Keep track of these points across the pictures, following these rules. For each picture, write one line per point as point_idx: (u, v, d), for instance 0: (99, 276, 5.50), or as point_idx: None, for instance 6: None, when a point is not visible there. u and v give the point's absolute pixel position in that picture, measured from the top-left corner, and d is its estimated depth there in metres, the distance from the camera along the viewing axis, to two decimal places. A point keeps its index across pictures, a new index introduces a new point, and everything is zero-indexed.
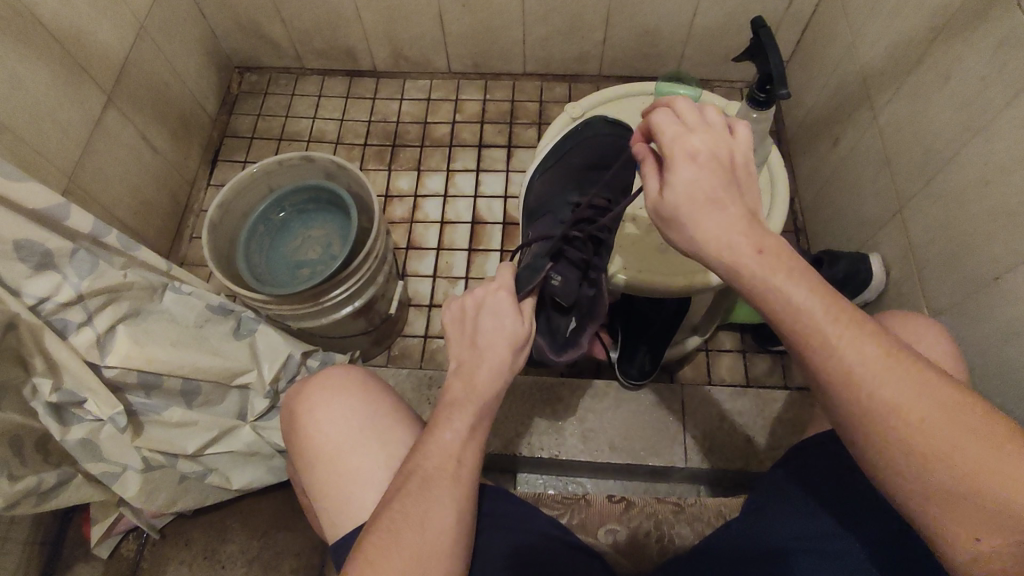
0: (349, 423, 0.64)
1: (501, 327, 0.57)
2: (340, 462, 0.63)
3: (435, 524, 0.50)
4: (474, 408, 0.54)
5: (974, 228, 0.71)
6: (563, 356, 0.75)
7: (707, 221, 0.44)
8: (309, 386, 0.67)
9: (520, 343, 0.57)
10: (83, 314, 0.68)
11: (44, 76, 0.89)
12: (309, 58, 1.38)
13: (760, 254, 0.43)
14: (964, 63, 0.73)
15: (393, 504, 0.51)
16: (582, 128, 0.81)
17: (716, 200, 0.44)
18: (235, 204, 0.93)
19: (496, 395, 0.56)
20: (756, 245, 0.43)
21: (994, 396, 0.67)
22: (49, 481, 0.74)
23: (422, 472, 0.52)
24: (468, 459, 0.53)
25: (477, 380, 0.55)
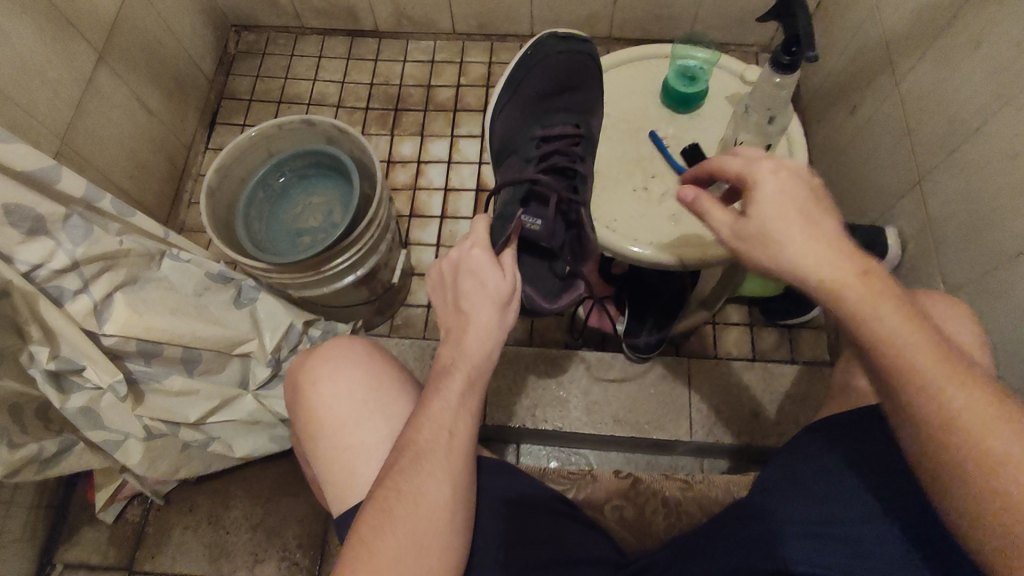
0: (353, 397, 0.63)
1: (485, 286, 0.56)
2: (342, 436, 0.62)
3: (429, 500, 0.49)
4: (464, 375, 0.54)
5: (998, 203, 0.69)
6: (560, 303, 0.70)
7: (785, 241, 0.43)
8: (310, 358, 0.66)
9: (506, 300, 0.56)
10: (79, 281, 0.66)
11: (31, 31, 0.85)
12: (308, 17, 1.33)
13: (865, 276, 0.41)
14: (997, 28, 0.69)
15: (388, 481, 0.50)
16: (531, 52, 0.74)
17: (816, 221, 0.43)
18: (234, 168, 0.90)
19: (486, 361, 0.55)
20: (861, 268, 0.41)
21: (1010, 374, 0.66)
22: (50, 449, 0.74)
23: (415, 446, 0.51)
24: (460, 430, 0.53)
25: (465, 344, 0.54)
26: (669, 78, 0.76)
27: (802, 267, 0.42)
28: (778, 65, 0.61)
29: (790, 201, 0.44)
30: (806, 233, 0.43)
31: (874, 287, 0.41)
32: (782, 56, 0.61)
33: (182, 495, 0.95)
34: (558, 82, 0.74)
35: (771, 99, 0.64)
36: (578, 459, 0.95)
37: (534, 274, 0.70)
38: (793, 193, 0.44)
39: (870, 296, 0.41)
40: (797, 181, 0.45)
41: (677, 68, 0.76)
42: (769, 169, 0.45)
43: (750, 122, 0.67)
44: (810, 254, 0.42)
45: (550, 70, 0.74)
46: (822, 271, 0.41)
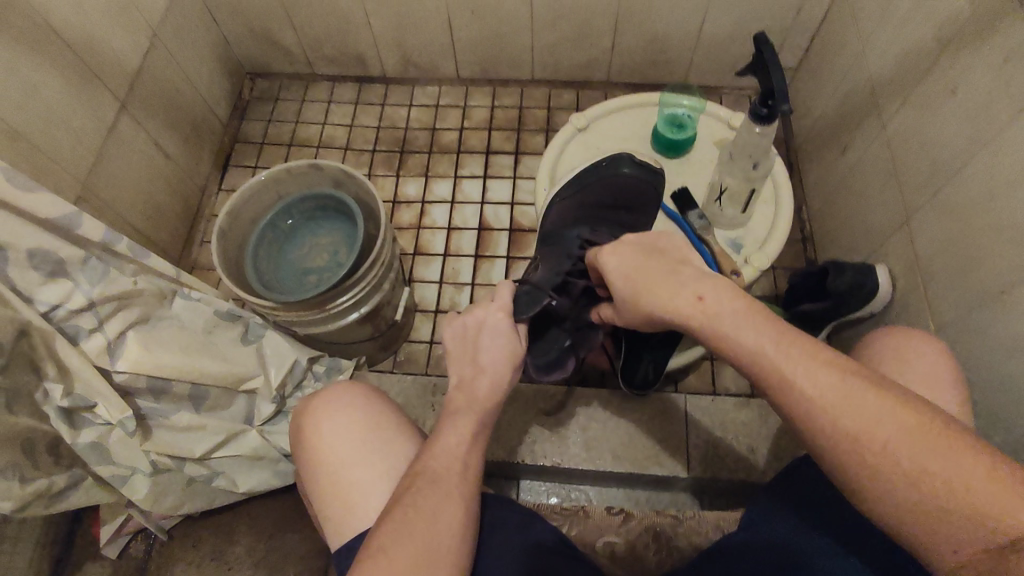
0: (355, 435, 0.65)
1: (498, 344, 0.61)
2: (344, 472, 0.63)
3: (446, 519, 0.50)
4: (475, 414, 0.57)
5: (980, 241, 0.71)
6: (547, 377, 0.72)
7: (649, 296, 0.56)
8: (315, 401, 0.69)
9: (517, 361, 0.61)
10: (94, 320, 0.69)
11: (59, 84, 0.91)
12: (319, 65, 1.39)
13: (698, 299, 0.52)
14: (972, 76, 0.73)
15: (402, 501, 0.51)
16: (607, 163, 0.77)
17: (665, 275, 0.56)
18: (245, 211, 0.94)
19: (496, 401, 0.59)
20: (697, 293, 0.52)
21: (999, 410, 0.67)
22: (59, 484, 0.75)
23: (432, 471, 0.53)
24: (472, 459, 0.55)
25: (477, 393, 0.58)
26: (658, 126, 0.80)
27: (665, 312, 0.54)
28: (756, 116, 0.65)
29: (645, 269, 0.58)
30: (665, 293, 0.55)
31: (719, 311, 0.50)
32: (760, 108, 0.64)
33: (185, 530, 0.96)
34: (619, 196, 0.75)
35: (752, 146, 0.68)
36: (578, 494, 0.95)
37: (543, 340, 0.72)
38: (647, 267, 0.58)
39: (742, 331, 0.48)
40: (635, 252, 0.60)
41: (665, 116, 0.81)
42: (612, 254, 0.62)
43: (736, 168, 0.71)
44: (664, 303, 0.54)
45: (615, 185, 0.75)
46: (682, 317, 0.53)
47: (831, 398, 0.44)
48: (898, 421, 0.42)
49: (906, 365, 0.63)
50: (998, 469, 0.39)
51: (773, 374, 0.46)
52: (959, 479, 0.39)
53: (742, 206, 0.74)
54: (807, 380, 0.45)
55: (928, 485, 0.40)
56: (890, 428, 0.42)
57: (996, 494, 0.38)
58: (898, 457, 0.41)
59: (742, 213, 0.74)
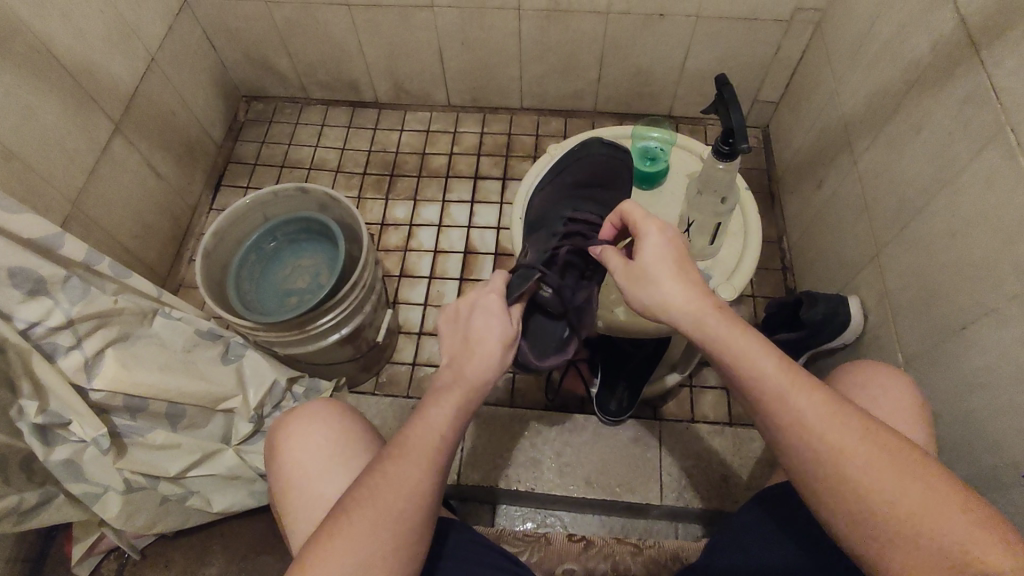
0: (323, 453, 0.66)
1: (492, 326, 0.57)
2: (311, 489, 0.64)
3: (402, 498, 0.50)
4: (462, 391, 0.54)
5: (943, 277, 0.72)
6: (546, 362, 0.70)
7: (664, 281, 0.52)
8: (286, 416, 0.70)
9: (511, 341, 0.57)
10: (73, 338, 0.70)
11: (54, 106, 0.93)
12: (313, 89, 1.42)
13: (716, 309, 0.51)
14: (935, 117, 0.75)
15: (365, 477, 0.51)
16: (579, 147, 0.82)
17: (682, 268, 0.53)
18: (229, 232, 0.96)
19: (486, 383, 0.55)
20: (716, 306, 0.51)
21: (961, 444, 0.68)
22: (30, 500, 0.76)
23: (401, 446, 0.52)
24: (447, 439, 0.53)
25: (467, 368, 0.55)
26: (632, 159, 0.83)
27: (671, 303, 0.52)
28: (718, 153, 0.67)
29: (669, 252, 0.53)
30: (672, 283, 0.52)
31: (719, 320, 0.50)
32: (721, 147, 0.66)
33: (159, 549, 0.95)
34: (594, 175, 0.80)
35: (717, 182, 0.70)
36: (554, 520, 0.95)
37: (538, 330, 0.72)
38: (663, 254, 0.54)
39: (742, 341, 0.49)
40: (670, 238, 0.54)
41: (637, 150, 0.83)
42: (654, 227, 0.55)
43: (704, 203, 0.73)
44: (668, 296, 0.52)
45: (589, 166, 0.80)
46: (691, 313, 0.51)
47: (830, 432, 0.46)
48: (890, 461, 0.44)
49: (869, 399, 0.64)
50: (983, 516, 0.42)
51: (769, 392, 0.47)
52: (933, 517, 0.42)
53: (711, 238, 0.75)
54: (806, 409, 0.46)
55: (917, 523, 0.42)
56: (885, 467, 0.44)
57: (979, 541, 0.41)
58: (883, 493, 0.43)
59: (710, 244, 0.76)
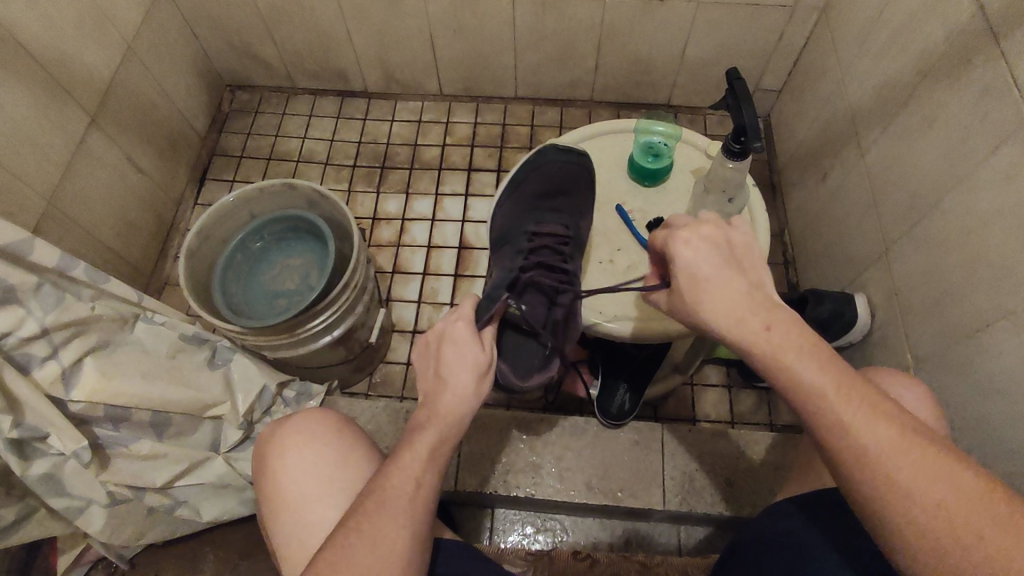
0: (317, 470, 0.63)
1: (465, 357, 0.56)
2: (305, 511, 0.62)
3: (387, 544, 0.49)
4: (438, 431, 0.53)
5: (956, 277, 0.70)
6: (530, 382, 0.70)
7: (706, 297, 0.47)
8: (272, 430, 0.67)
9: (485, 370, 0.56)
10: (48, 348, 0.67)
11: (25, 100, 0.89)
12: (300, 78, 1.37)
13: (767, 328, 0.45)
14: (949, 110, 0.72)
15: (349, 523, 0.50)
16: (533, 155, 0.78)
17: (727, 282, 0.47)
18: (214, 230, 0.92)
19: (462, 422, 0.55)
20: (766, 322, 0.45)
21: (974, 450, 0.65)
22: (9, 517, 0.72)
23: (381, 491, 0.52)
24: (427, 482, 0.52)
25: (440, 406, 0.54)
26: (633, 154, 0.79)
27: (715, 318, 0.46)
28: (729, 152, 0.65)
29: (714, 265, 0.47)
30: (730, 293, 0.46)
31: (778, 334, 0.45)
32: (731, 145, 0.65)
33: (148, 558, 0.93)
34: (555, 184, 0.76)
35: (725, 181, 0.68)
36: (553, 523, 0.94)
37: (516, 350, 0.72)
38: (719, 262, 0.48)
39: (790, 339, 0.45)
40: (712, 248, 0.48)
41: (640, 144, 0.80)
42: (686, 232, 0.48)
43: (709, 201, 0.70)
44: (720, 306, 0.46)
45: (547, 176, 0.77)
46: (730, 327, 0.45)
47: (873, 432, 0.42)
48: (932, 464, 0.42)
49: None
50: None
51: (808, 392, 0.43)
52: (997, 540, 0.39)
53: None
54: (850, 412, 0.43)
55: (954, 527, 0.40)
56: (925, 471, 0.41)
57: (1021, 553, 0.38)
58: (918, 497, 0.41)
59: None
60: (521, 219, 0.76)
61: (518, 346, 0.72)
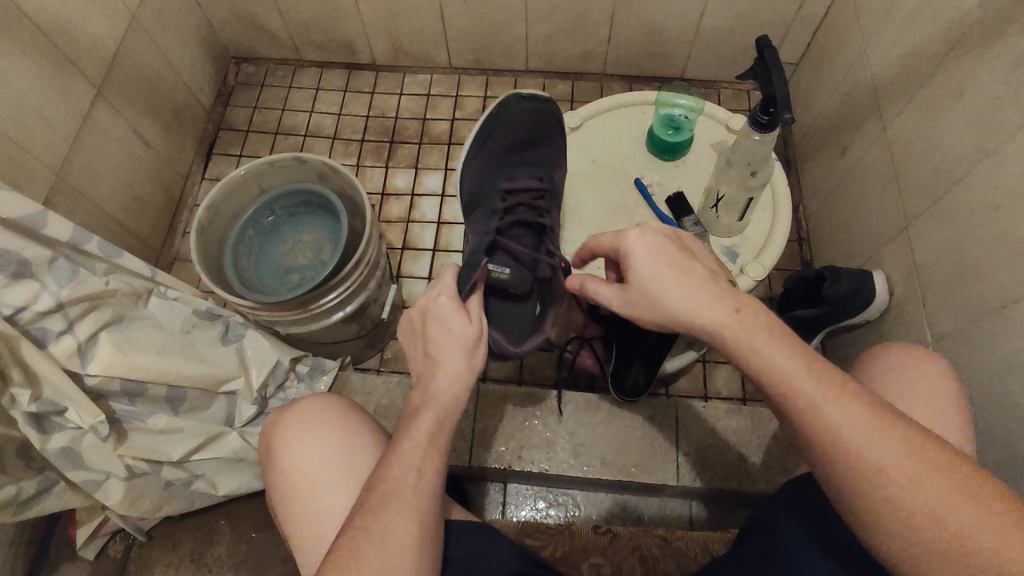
0: (313, 460, 0.63)
1: (450, 333, 0.56)
2: (302, 501, 0.62)
3: (396, 537, 0.49)
4: (432, 416, 0.53)
5: (981, 253, 0.69)
6: (526, 347, 0.68)
7: (666, 292, 0.48)
8: (276, 420, 0.67)
9: (473, 344, 0.56)
10: (63, 322, 0.67)
11: (30, 70, 0.87)
12: (307, 50, 1.35)
13: (736, 311, 0.46)
14: (979, 81, 0.70)
15: (356, 520, 0.50)
16: (496, 109, 0.76)
17: (681, 270, 0.49)
18: (225, 205, 0.91)
19: (457, 403, 0.55)
20: (733, 306, 0.47)
21: (996, 427, 0.65)
22: (29, 490, 0.73)
23: (385, 485, 0.51)
24: (429, 468, 0.52)
25: (432, 388, 0.54)
26: (653, 128, 0.78)
27: (685, 314, 0.48)
28: (756, 124, 0.63)
29: (670, 259, 0.49)
30: (678, 285, 0.48)
31: (748, 323, 0.46)
32: (760, 116, 0.63)
33: (165, 530, 0.94)
34: (522, 137, 0.75)
35: (750, 154, 0.67)
36: (565, 498, 0.94)
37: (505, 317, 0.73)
38: (656, 251, 0.50)
39: (752, 336, 0.45)
40: (665, 240, 0.51)
41: (660, 117, 0.78)
42: (636, 235, 0.51)
43: (732, 174, 0.70)
44: (676, 302, 0.48)
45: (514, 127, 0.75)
46: (700, 313, 0.47)
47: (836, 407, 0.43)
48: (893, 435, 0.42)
49: (907, 385, 0.61)
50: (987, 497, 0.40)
51: (777, 373, 0.44)
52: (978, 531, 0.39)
53: (740, 214, 0.72)
54: (807, 385, 0.44)
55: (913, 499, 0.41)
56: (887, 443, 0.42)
57: (985, 526, 0.39)
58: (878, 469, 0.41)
59: (738, 221, 0.73)
60: (490, 177, 0.75)
61: (512, 312, 0.73)
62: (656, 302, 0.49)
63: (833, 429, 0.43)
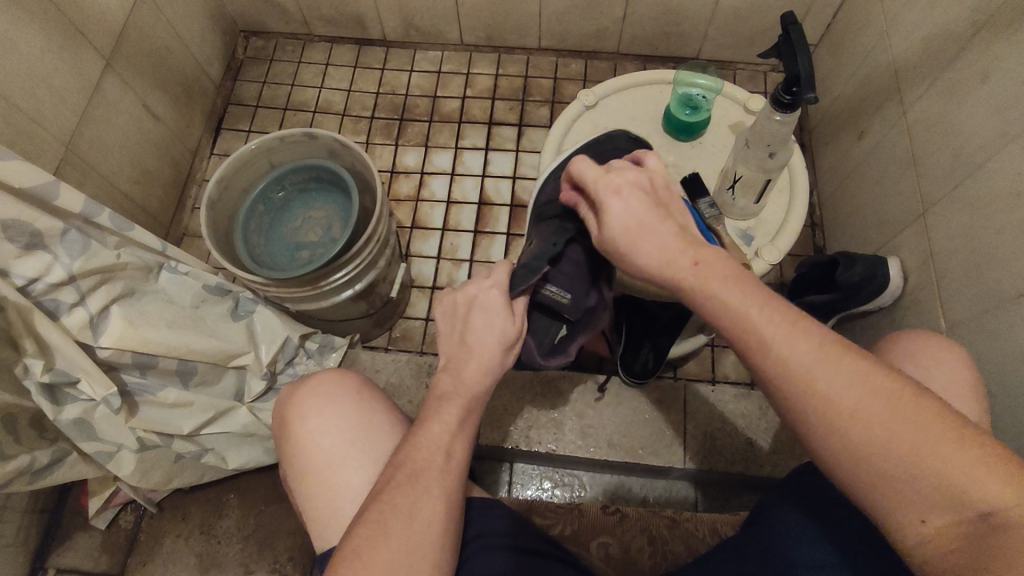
0: (300, 444, 0.64)
1: (491, 326, 0.56)
2: (301, 480, 0.63)
3: (424, 515, 0.49)
4: (463, 401, 0.54)
5: (1001, 240, 0.67)
6: (550, 362, 0.70)
7: (641, 253, 0.47)
8: (299, 394, 0.66)
9: (510, 343, 0.57)
10: (75, 295, 0.67)
11: (38, 39, 0.86)
12: (317, 25, 1.33)
13: (696, 265, 0.46)
14: (1005, 64, 0.69)
15: (382, 496, 0.50)
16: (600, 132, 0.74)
17: (650, 225, 0.48)
18: (236, 179, 0.90)
19: (485, 393, 0.56)
20: (694, 257, 0.46)
21: (1007, 416, 0.64)
22: (42, 459, 0.74)
23: (411, 464, 0.51)
24: (456, 451, 0.53)
25: (464, 377, 0.55)
26: (670, 107, 0.76)
27: (654, 265, 0.47)
28: (779, 103, 0.63)
29: (640, 213, 0.48)
30: (651, 236, 0.47)
31: (707, 273, 0.45)
32: (782, 96, 0.62)
33: (175, 502, 0.95)
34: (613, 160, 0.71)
35: (770, 135, 0.66)
36: (571, 479, 0.95)
37: (539, 328, 0.70)
38: (636, 201, 0.49)
39: (732, 293, 0.44)
40: (635, 193, 0.49)
41: (678, 96, 0.76)
42: (615, 188, 0.49)
43: (750, 156, 0.69)
44: (650, 246, 0.47)
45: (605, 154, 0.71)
46: (669, 268, 0.46)
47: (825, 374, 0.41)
48: (892, 401, 0.39)
49: (922, 372, 0.61)
50: (1000, 459, 0.37)
51: (757, 338, 0.42)
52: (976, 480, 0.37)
53: (757, 197, 0.72)
54: (791, 347, 0.41)
55: (927, 468, 0.38)
56: (882, 405, 0.39)
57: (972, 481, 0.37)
58: (896, 451, 0.38)
59: (754, 203, 0.73)
60: None
61: (538, 323, 0.70)
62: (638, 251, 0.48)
63: (844, 409, 0.40)
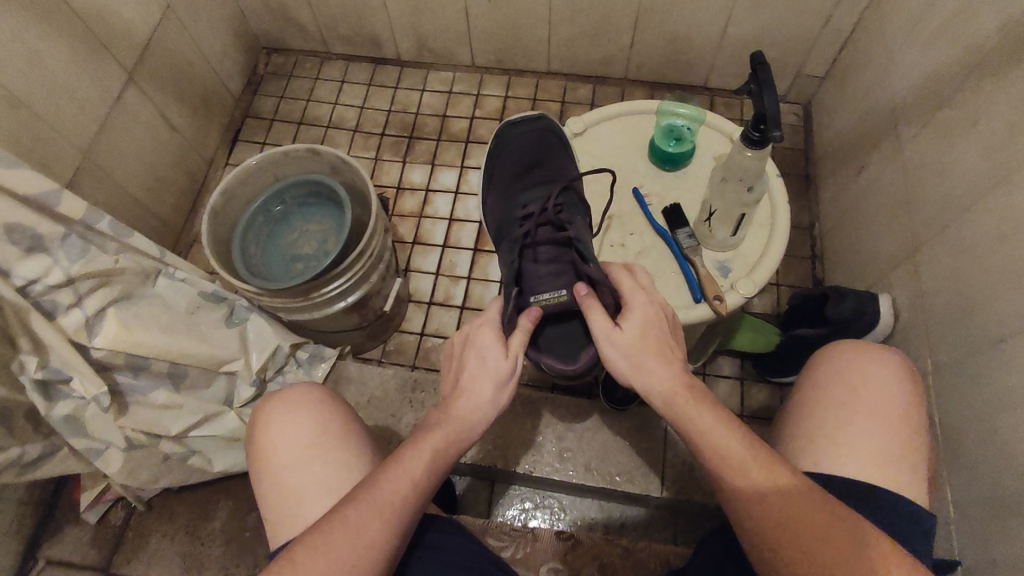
0: (267, 452, 0.65)
1: (486, 363, 0.58)
2: (265, 487, 0.64)
3: (373, 527, 0.50)
4: (449, 431, 0.55)
5: (985, 283, 0.66)
6: (582, 360, 0.65)
7: (645, 368, 0.54)
8: (269, 403, 0.68)
9: (506, 378, 0.58)
10: (73, 296, 0.70)
11: (63, 52, 0.91)
12: (334, 43, 1.38)
13: (688, 388, 0.53)
14: (995, 106, 0.68)
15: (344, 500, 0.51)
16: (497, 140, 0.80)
17: (662, 352, 0.55)
18: (240, 190, 0.94)
19: (474, 428, 0.56)
20: (685, 382, 0.53)
21: (983, 464, 0.63)
22: (32, 453, 0.76)
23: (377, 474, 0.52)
24: (425, 479, 0.53)
25: (457, 407, 0.56)
26: (655, 138, 0.79)
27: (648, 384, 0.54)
28: (749, 140, 0.63)
29: (655, 338, 0.55)
30: (655, 361, 0.54)
31: (682, 386, 0.53)
32: (752, 133, 0.62)
33: (164, 501, 0.97)
34: (527, 158, 0.77)
35: (744, 171, 0.67)
36: (551, 501, 0.95)
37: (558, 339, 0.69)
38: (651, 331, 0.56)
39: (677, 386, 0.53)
40: (653, 327, 0.56)
41: (662, 127, 0.80)
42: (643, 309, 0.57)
43: (728, 190, 0.70)
44: (648, 367, 0.54)
45: (514, 153, 0.78)
46: (659, 386, 0.53)
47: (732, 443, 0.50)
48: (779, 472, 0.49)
49: (878, 410, 0.60)
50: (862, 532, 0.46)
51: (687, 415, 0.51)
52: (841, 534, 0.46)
53: (734, 228, 0.73)
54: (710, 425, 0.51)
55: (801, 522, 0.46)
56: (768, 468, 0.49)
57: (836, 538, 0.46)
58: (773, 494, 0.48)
59: (734, 235, 0.73)
60: (507, 206, 0.77)
61: (567, 334, 0.70)
62: (636, 369, 0.55)
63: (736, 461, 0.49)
